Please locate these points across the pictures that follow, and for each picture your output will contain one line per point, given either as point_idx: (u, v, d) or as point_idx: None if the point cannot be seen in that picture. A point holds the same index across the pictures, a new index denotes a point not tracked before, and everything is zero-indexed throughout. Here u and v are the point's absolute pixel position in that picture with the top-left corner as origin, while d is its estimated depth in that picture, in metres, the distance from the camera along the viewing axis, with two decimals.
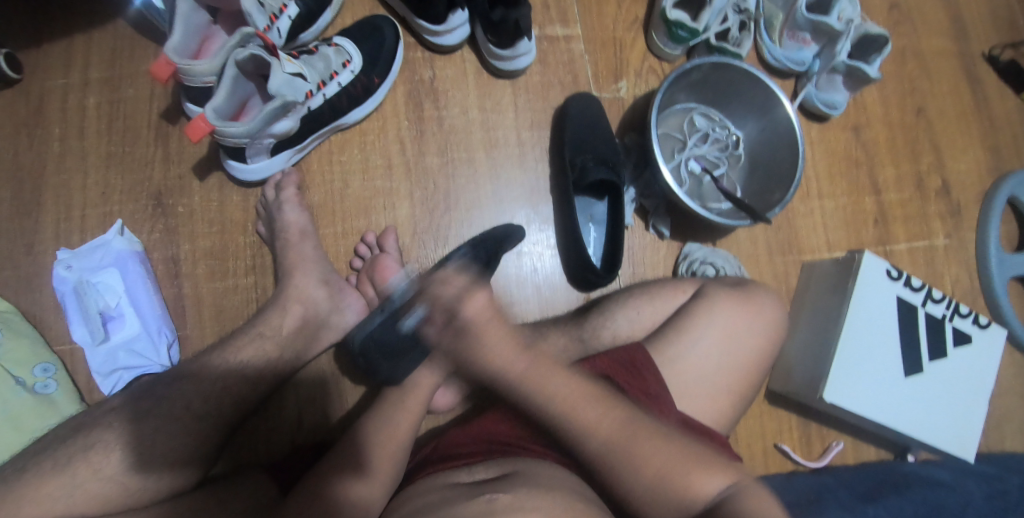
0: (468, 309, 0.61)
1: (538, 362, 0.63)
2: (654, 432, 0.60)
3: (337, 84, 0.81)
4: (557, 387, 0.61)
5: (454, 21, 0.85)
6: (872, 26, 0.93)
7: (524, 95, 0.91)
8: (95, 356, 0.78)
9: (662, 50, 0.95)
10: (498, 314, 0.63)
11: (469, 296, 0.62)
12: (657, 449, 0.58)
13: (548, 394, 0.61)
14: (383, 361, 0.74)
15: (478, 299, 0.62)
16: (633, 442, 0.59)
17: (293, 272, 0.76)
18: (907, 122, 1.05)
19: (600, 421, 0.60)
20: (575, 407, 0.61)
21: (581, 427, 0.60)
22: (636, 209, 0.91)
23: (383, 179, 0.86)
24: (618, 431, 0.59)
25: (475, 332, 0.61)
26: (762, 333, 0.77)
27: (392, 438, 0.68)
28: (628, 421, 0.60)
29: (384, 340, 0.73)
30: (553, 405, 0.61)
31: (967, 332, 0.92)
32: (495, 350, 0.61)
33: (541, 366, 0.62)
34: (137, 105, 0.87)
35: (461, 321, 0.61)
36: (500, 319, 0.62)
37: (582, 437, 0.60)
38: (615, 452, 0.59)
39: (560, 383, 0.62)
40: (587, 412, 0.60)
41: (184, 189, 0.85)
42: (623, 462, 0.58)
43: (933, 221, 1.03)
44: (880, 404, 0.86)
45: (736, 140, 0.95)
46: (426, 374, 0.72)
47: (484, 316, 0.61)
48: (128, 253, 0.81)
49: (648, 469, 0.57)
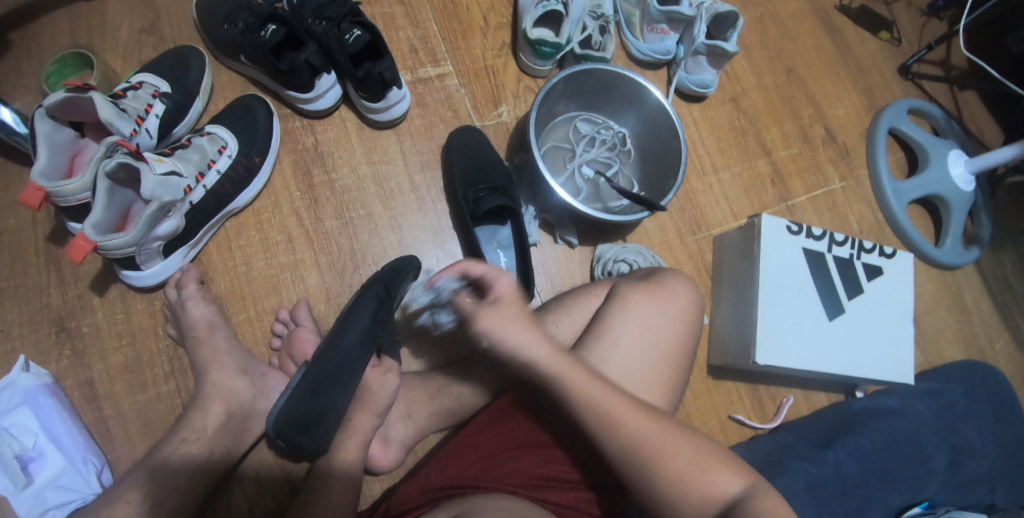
0: (494, 292, 0.65)
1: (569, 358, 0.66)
2: (676, 430, 0.64)
3: (216, 172, 0.81)
4: (586, 384, 0.64)
5: (322, 85, 0.86)
6: (720, 4, 0.98)
7: (410, 140, 0.93)
8: (21, 502, 0.74)
9: (533, 68, 0.98)
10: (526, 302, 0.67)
11: (496, 280, 0.65)
12: (679, 444, 0.63)
13: (578, 392, 0.64)
14: (300, 437, 0.68)
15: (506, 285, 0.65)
16: (661, 444, 0.63)
17: (209, 369, 0.75)
18: (781, 83, 1.10)
19: (629, 417, 0.63)
20: (607, 406, 0.64)
21: (609, 422, 0.63)
22: (541, 225, 0.93)
23: (286, 253, 0.86)
24: (648, 426, 0.63)
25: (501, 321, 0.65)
26: (679, 317, 0.78)
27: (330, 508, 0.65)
28: (657, 422, 0.64)
29: (295, 414, 0.68)
30: (589, 403, 0.64)
31: (877, 264, 0.96)
32: (523, 335, 0.65)
33: (570, 362, 0.65)
34: (20, 234, 0.85)
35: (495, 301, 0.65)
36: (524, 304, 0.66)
37: (608, 433, 0.63)
38: (641, 452, 0.62)
39: (591, 381, 0.65)
40: (617, 407, 0.64)
41: (85, 308, 0.83)
42: (647, 463, 0.62)
43: (826, 168, 1.08)
44: (811, 355, 0.89)
45: (622, 137, 0.98)
46: (352, 434, 0.71)
47: (511, 299, 0.65)
48: (37, 388, 0.78)
49: (671, 468, 0.62)
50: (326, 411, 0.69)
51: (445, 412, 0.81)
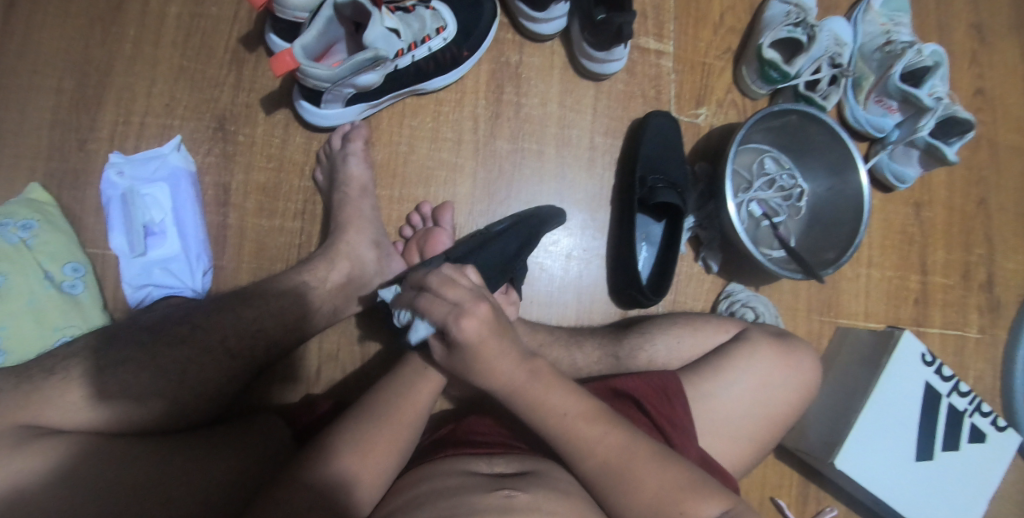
0: (460, 328, 0.55)
1: (539, 374, 0.61)
2: (653, 453, 0.60)
3: (428, 48, 0.78)
4: (552, 405, 0.61)
5: (555, 11, 0.82)
6: (960, 109, 0.92)
7: (606, 101, 0.90)
8: (130, 267, 0.77)
9: (749, 86, 0.94)
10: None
11: (463, 318, 0.55)
12: (653, 473, 0.59)
13: (546, 408, 0.61)
14: None
15: (477, 315, 0.55)
16: (631, 468, 0.59)
17: (346, 229, 0.75)
18: (967, 211, 1.04)
19: (599, 443, 0.60)
20: (576, 429, 0.60)
21: (581, 448, 0.60)
22: (690, 238, 0.91)
23: (449, 152, 0.85)
24: (618, 452, 0.59)
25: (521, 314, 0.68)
26: (797, 389, 0.76)
27: (415, 404, 0.65)
28: (626, 445, 0.60)
29: None
30: (558, 424, 0.60)
31: (983, 430, 0.91)
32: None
33: (542, 380, 0.61)
34: (218, 24, 0.84)
35: (460, 344, 0.56)
36: (506, 332, 0.59)
37: (581, 457, 0.60)
38: (611, 477, 0.59)
39: (563, 401, 0.61)
40: (589, 432, 0.60)
41: (248, 118, 0.83)
42: (618, 489, 0.59)
43: (970, 312, 1.02)
44: (884, 480, 0.86)
45: (800, 192, 0.93)
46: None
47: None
48: (182, 171, 0.79)
49: (643, 496, 0.58)
50: None
51: None
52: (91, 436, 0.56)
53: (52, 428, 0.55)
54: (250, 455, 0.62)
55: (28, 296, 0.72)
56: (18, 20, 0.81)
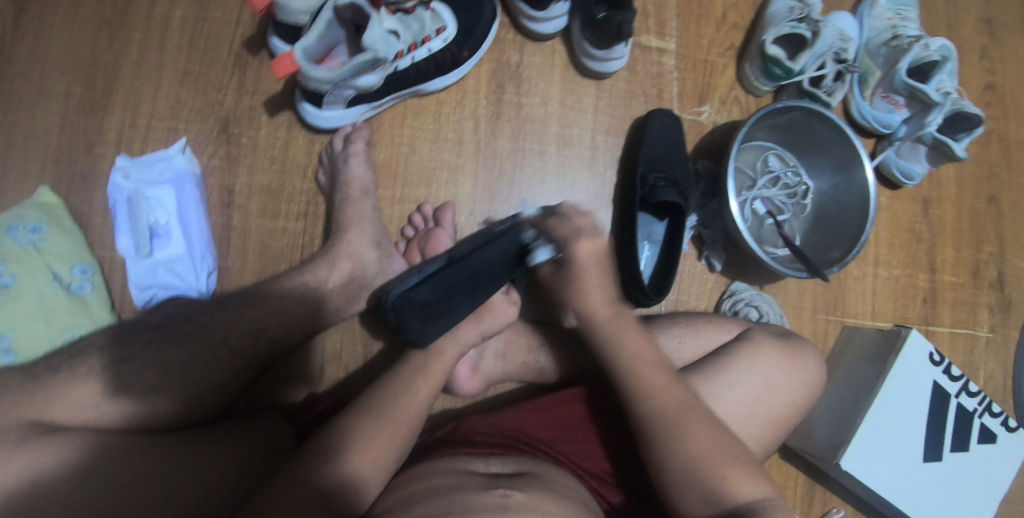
0: (578, 249, 0.68)
1: (622, 321, 0.70)
2: (707, 419, 0.62)
3: (427, 49, 0.79)
4: (629, 342, 0.67)
5: (555, 10, 0.82)
6: (970, 104, 0.90)
7: (607, 99, 0.90)
8: (136, 268, 0.78)
9: (752, 83, 0.93)
10: (606, 265, 0.70)
11: (581, 239, 0.68)
12: (704, 434, 0.61)
13: (622, 345, 0.67)
14: (415, 322, 0.64)
15: (592, 242, 0.69)
16: (685, 422, 0.61)
17: (348, 229, 0.75)
18: (977, 208, 1.02)
19: (661, 389, 0.63)
20: (638, 370, 0.65)
21: (643, 388, 0.64)
22: (693, 237, 0.90)
23: (451, 153, 0.85)
24: (677, 405, 0.62)
25: (578, 275, 0.70)
26: (800, 391, 0.76)
27: (414, 404, 0.65)
28: (688, 400, 0.63)
29: (424, 302, 0.63)
30: (627, 360, 0.66)
31: (993, 431, 0.89)
32: (591, 296, 0.70)
33: (623, 323, 0.69)
34: (222, 27, 0.85)
35: (571, 261, 0.69)
36: (602, 268, 0.70)
37: (641, 399, 0.63)
38: (665, 423, 0.61)
39: (635, 342, 0.67)
40: (654, 376, 0.64)
41: (252, 121, 0.84)
42: (671, 437, 0.61)
43: (980, 311, 1.01)
44: (891, 481, 0.85)
45: (805, 189, 0.93)
46: (454, 342, 0.69)
47: (589, 261, 0.69)
48: (187, 173, 0.80)
49: (692, 450, 0.60)
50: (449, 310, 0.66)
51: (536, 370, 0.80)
52: (96, 432, 0.57)
53: (57, 425, 0.56)
54: (252, 451, 0.63)
55: (37, 296, 0.73)
56: (30, 27, 0.83)
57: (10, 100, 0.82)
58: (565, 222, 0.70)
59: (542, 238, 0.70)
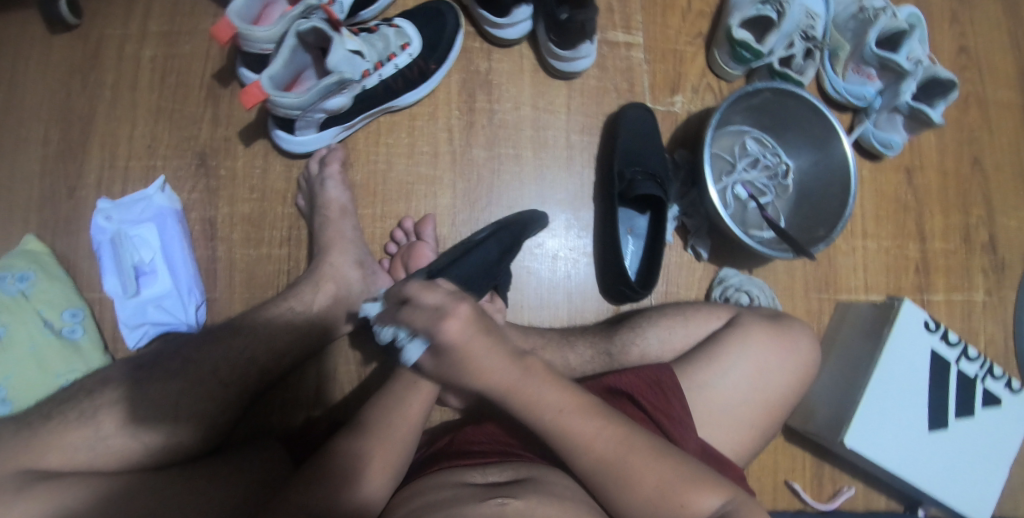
0: (447, 329, 0.52)
1: (535, 370, 0.60)
2: (649, 450, 0.59)
3: (394, 66, 0.79)
4: (548, 417, 0.59)
5: (519, 15, 0.83)
6: (942, 69, 0.90)
7: (579, 99, 0.90)
8: (124, 308, 0.78)
9: (722, 68, 0.93)
10: (484, 331, 0.55)
11: (446, 318, 0.52)
12: (651, 469, 0.58)
13: (538, 406, 0.59)
14: (396, 350, 0.64)
15: (459, 316, 0.53)
16: (626, 465, 0.58)
17: (330, 250, 0.76)
18: (961, 172, 1.02)
19: (595, 438, 0.59)
20: (568, 423, 0.59)
21: (577, 443, 0.59)
22: (677, 228, 0.90)
23: (427, 166, 0.85)
24: (616, 446, 0.59)
25: (459, 355, 0.55)
26: (794, 371, 0.76)
27: (408, 418, 0.65)
28: (625, 437, 0.59)
29: None
30: (543, 419, 0.59)
31: (998, 395, 0.89)
32: (484, 367, 0.56)
33: (533, 377, 0.59)
34: (191, 62, 0.86)
35: (444, 348, 0.54)
36: (485, 331, 0.55)
37: (577, 454, 0.59)
38: (609, 473, 0.58)
39: (555, 394, 0.60)
40: (583, 427, 0.59)
41: (228, 152, 0.85)
42: (617, 485, 0.58)
43: (974, 275, 1.00)
44: (898, 454, 0.84)
45: (785, 169, 0.93)
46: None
47: (463, 339, 0.53)
48: (168, 210, 0.81)
49: (642, 488, 0.57)
50: None
51: None
52: (91, 475, 0.57)
53: (52, 471, 0.56)
54: (249, 478, 0.63)
55: (29, 343, 0.74)
56: (4, 79, 0.84)
57: None
58: (414, 312, 0.54)
59: (407, 334, 0.56)
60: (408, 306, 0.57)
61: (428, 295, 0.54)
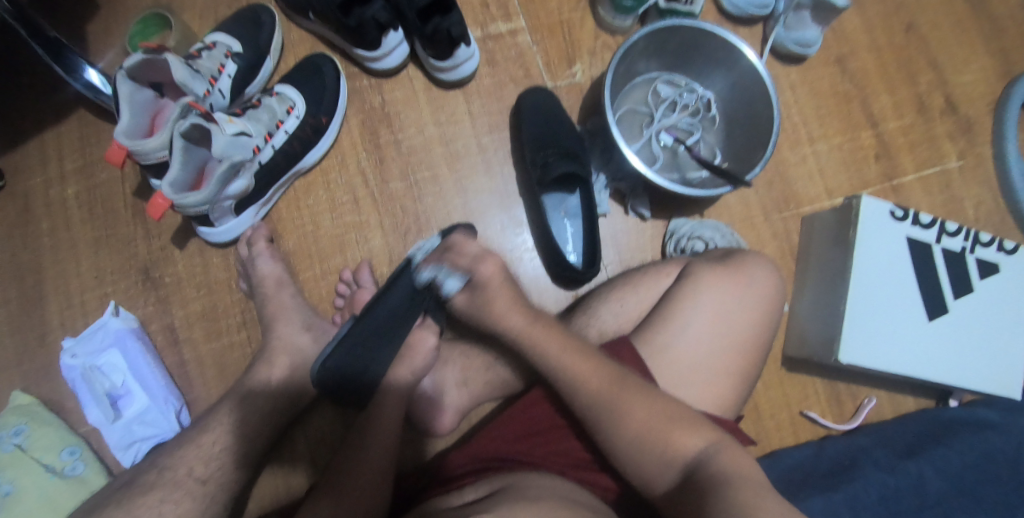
0: (483, 270, 0.64)
1: (541, 326, 0.65)
2: (641, 386, 0.61)
3: (285, 132, 0.80)
4: (553, 355, 0.63)
5: (389, 42, 0.83)
6: None
7: (478, 100, 0.89)
8: (112, 432, 0.81)
9: (612, 23, 0.91)
10: (509, 284, 0.65)
11: (485, 262, 0.64)
12: (642, 402, 0.59)
13: (545, 356, 0.63)
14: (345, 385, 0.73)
15: (493, 264, 0.64)
16: (620, 397, 0.60)
17: (275, 324, 0.77)
18: (896, 42, 0.96)
19: (590, 375, 0.61)
20: (568, 363, 0.62)
21: (573, 381, 0.62)
22: (612, 195, 0.88)
23: (352, 214, 0.86)
24: (609, 386, 0.60)
25: (483, 307, 0.65)
26: (757, 305, 0.73)
27: (381, 443, 0.66)
28: (618, 378, 0.61)
29: (341, 366, 0.72)
30: (551, 359, 0.63)
31: (993, 260, 0.83)
32: (504, 316, 0.64)
33: (542, 328, 0.65)
34: (112, 186, 0.90)
35: (477, 286, 0.64)
36: (510, 286, 0.65)
37: (572, 391, 0.62)
38: (603, 405, 0.60)
39: (553, 341, 0.64)
40: (580, 367, 0.62)
41: (168, 259, 0.88)
42: (608, 418, 0.59)
43: (941, 143, 0.94)
44: (904, 354, 0.80)
45: (706, 101, 0.90)
46: (392, 391, 0.69)
47: (496, 282, 0.64)
48: (126, 330, 0.84)
49: (634, 422, 0.58)
50: (365, 368, 0.72)
51: (501, 383, 0.80)
52: None
53: None
54: None
55: (37, 490, 0.79)
56: None
57: None
58: (468, 244, 0.67)
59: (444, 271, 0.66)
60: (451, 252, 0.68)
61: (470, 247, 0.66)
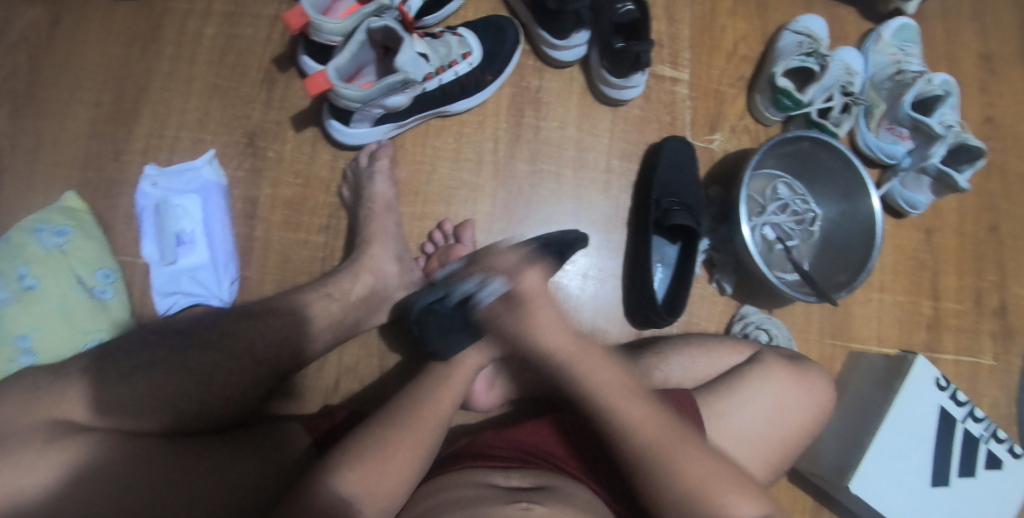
0: (521, 282, 0.64)
1: (586, 350, 0.66)
2: (698, 444, 0.62)
3: (454, 72, 0.82)
4: (602, 383, 0.65)
5: (576, 39, 0.86)
6: (971, 137, 0.93)
7: (622, 125, 0.93)
8: (159, 274, 0.80)
9: (762, 114, 0.96)
10: (550, 296, 0.66)
11: (525, 273, 0.64)
12: (698, 462, 0.61)
13: (593, 385, 0.65)
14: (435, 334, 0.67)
15: (532, 276, 0.65)
16: (676, 451, 0.61)
17: (370, 242, 0.77)
18: (979, 237, 1.05)
19: (645, 421, 0.62)
20: (620, 401, 0.63)
21: (626, 422, 0.62)
22: (704, 260, 0.93)
23: (470, 174, 0.87)
24: (666, 433, 0.62)
25: (524, 311, 0.64)
26: (809, 410, 0.77)
27: (436, 411, 0.64)
28: (671, 426, 0.63)
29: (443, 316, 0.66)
30: (601, 394, 0.64)
31: (999, 457, 0.90)
32: (544, 330, 0.65)
33: (586, 354, 0.66)
34: (252, 44, 0.88)
35: (519, 297, 0.64)
36: (549, 299, 0.66)
37: (627, 435, 0.62)
38: (657, 454, 0.61)
39: (604, 372, 0.65)
40: (634, 408, 0.63)
41: (278, 135, 0.86)
42: (659, 468, 0.61)
43: (982, 339, 1.03)
44: (902, 507, 0.85)
45: (812, 217, 0.95)
46: (473, 353, 0.69)
47: (537, 292, 0.64)
48: (213, 184, 0.83)
49: (689, 478, 0.60)
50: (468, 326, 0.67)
51: None
52: (118, 435, 0.57)
53: (83, 426, 0.57)
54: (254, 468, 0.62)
55: (60, 298, 0.74)
56: (65, 37, 0.86)
57: (44, 108, 0.85)
58: (501, 258, 0.67)
59: (485, 284, 0.63)
60: (479, 263, 0.67)
61: (507, 257, 0.66)
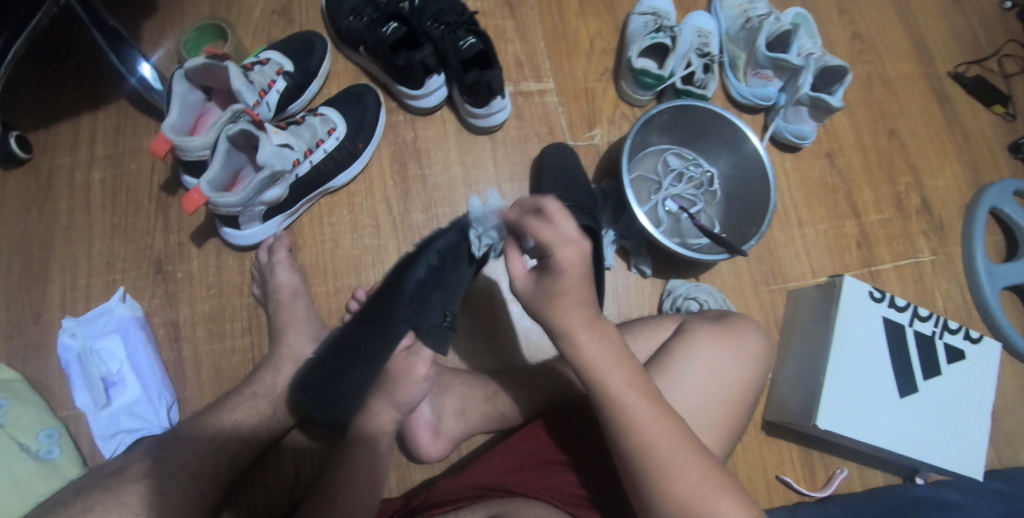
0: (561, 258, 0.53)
1: (612, 346, 0.59)
2: (692, 440, 0.59)
3: (323, 151, 0.85)
4: (617, 378, 0.58)
5: (432, 85, 0.90)
6: (831, 58, 0.96)
7: (503, 148, 0.96)
8: (98, 420, 0.82)
9: (631, 96, 1.00)
10: (587, 280, 0.56)
11: (565, 246, 0.53)
12: (693, 466, 0.57)
13: (611, 386, 0.58)
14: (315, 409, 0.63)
15: (577, 251, 0.54)
16: (666, 455, 0.57)
17: (286, 331, 0.80)
18: (880, 145, 1.07)
19: (653, 423, 0.58)
20: (634, 402, 0.58)
21: (627, 423, 0.58)
22: (618, 251, 0.95)
23: (371, 237, 0.90)
24: (671, 438, 0.58)
25: (559, 293, 0.56)
26: (745, 366, 0.78)
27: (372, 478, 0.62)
28: (677, 424, 0.59)
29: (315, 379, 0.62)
30: (617, 390, 0.58)
31: (959, 347, 0.91)
32: (569, 314, 0.57)
33: (612, 352, 0.59)
34: (138, 179, 0.92)
35: (555, 276, 0.54)
36: (588, 278, 0.56)
37: (625, 436, 0.58)
38: (648, 462, 0.57)
39: (621, 370, 0.59)
40: (644, 408, 0.58)
41: (182, 255, 0.90)
42: (654, 473, 0.57)
43: (916, 240, 1.03)
44: (878, 427, 0.85)
45: (710, 176, 0.98)
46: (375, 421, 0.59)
47: (576, 272, 0.54)
48: (130, 319, 0.85)
49: (680, 486, 0.57)
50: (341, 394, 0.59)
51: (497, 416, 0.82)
52: None
53: None
54: None
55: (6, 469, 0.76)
56: None
57: None
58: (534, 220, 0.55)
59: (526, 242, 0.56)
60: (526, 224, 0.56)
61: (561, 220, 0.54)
